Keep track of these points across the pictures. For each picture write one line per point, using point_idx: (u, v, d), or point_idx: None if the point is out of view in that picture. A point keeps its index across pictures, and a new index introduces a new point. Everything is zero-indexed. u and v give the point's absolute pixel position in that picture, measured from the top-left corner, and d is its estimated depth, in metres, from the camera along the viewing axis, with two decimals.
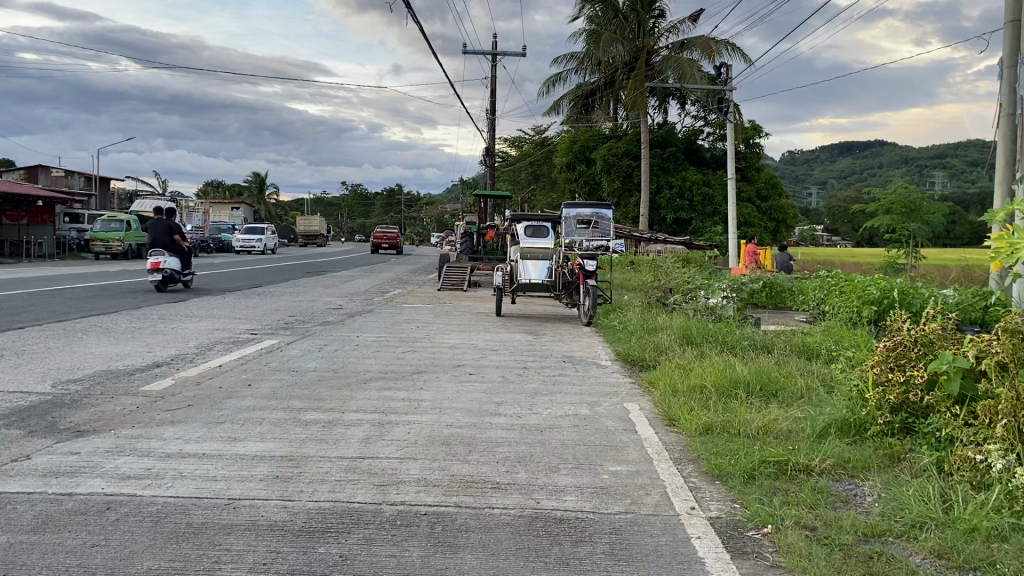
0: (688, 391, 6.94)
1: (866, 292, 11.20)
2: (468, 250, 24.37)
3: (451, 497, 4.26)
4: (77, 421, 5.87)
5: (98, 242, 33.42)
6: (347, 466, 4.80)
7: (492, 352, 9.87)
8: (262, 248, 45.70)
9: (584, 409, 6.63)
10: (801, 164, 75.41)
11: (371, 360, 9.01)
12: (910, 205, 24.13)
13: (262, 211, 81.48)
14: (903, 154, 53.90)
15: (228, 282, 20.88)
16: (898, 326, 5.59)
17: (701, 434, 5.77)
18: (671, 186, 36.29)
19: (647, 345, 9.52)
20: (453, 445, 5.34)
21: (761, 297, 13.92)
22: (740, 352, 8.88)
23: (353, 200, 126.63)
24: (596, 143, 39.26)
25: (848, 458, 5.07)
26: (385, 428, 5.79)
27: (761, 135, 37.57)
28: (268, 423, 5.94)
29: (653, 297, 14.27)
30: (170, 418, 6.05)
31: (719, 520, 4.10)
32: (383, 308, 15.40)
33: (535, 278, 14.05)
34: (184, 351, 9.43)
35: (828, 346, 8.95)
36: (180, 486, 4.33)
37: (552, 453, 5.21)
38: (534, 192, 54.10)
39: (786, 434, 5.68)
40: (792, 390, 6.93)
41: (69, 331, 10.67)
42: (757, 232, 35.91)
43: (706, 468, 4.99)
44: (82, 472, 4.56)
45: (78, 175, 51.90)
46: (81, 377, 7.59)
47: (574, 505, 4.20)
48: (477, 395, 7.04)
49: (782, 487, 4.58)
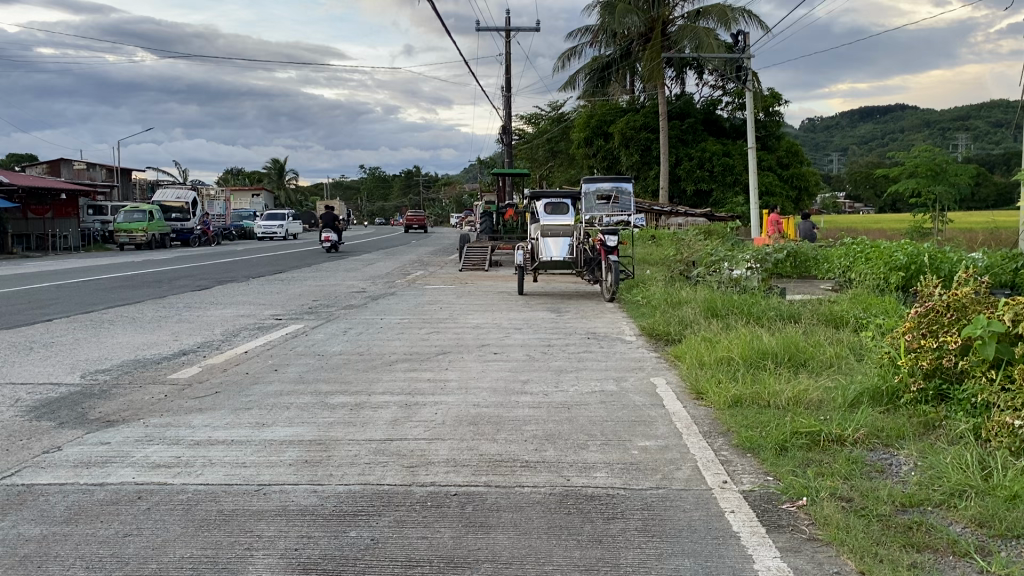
0: (715, 364, 6.87)
1: (892, 257, 11.03)
2: (487, 230, 24.31)
3: (481, 476, 4.23)
4: (106, 411, 5.92)
5: (122, 234, 33.74)
6: (375, 448, 4.78)
7: (516, 331, 9.83)
8: (284, 234, 45.89)
9: (610, 385, 6.60)
10: (821, 130, 74.68)
11: (395, 342, 9.02)
12: (935, 167, 23.74)
13: (282, 197, 81.97)
14: (925, 117, 53.07)
15: (252, 268, 21.05)
16: (930, 291, 5.48)
17: (730, 407, 5.70)
18: (691, 157, 36.05)
19: (671, 319, 9.44)
20: (480, 424, 5.31)
21: (786, 267, 13.77)
22: (767, 323, 8.78)
23: (372, 183, 127.00)
24: (613, 117, 38.49)
25: (882, 427, 4.98)
26: (411, 409, 5.78)
27: (781, 103, 37.07)
28: (295, 407, 5.94)
29: (675, 270, 14.18)
30: (198, 405, 6.07)
31: (753, 494, 4.04)
32: (405, 290, 15.39)
33: (557, 255, 13.94)
34: (210, 338, 9.49)
35: (856, 314, 8.80)
36: (210, 473, 4.34)
37: (580, 430, 5.18)
38: (552, 170, 53.84)
39: (817, 404, 5.60)
40: (822, 361, 6.82)
41: (96, 322, 10.78)
42: (780, 200, 35.60)
43: (736, 441, 4.92)
44: (113, 461, 4.58)
45: (99, 167, 52.24)
46: (109, 367, 7.65)
47: (604, 482, 4.16)
48: (503, 374, 7.03)
49: (815, 459, 4.50)
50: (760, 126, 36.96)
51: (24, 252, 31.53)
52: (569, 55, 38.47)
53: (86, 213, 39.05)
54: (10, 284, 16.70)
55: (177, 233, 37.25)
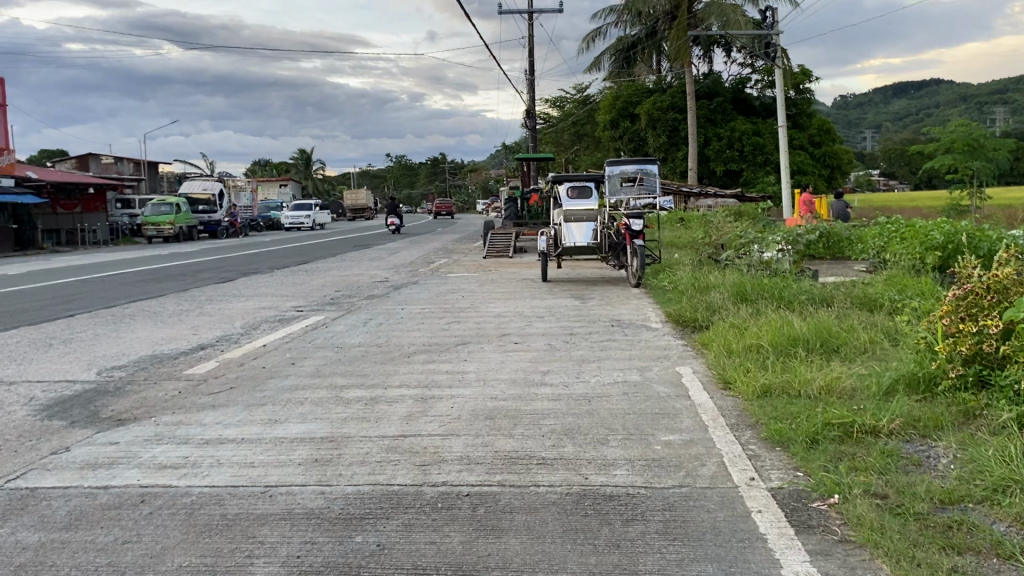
0: (743, 351, 6.63)
1: (929, 236, 10.67)
2: (512, 216, 24.23)
3: (494, 475, 4.05)
4: (119, 409, 5.83)
5: (150, 227, 33.97)
6: (388, 445, 4.62)
7: (538, 319, 9.63)
8: (311, 225, 46.00)
9: (634, 375, 6.39)
10: (853, 107, 73.41)
11: (415, 332, 8.87)
12: (972, 142, 23.14)
13: (310, 188, 82.28)
14: (960, 92, 51.93)
15: (277, 260, 21.03)
16: (969, 271, 5.20)
17: (758, 397, 5.47)
18: (720, 137, 35.51)
19: (699, 304, 9.18)
20: (497, 419, 5.13)
21: (818, 248, 13.42)
22: (798, 307, 8.50)
23: (400, 171, 127.16)
24: (640, 98, 37.79)
25: (918, 416, 4.73)
26: (427, 403, 5.61)
27: (811, 79, 36.36)
28: (310, 402, 5.81)
29: (703, 253, 13.88)
30: (211, 402, 5.96)
31: (781, 491, 3.82)
32: (428, 279, 15.23)
33: (580, 242, 13.73)
34: (230, 332, 9.41)
35: (891, 297, 8.48)
36: (217, 474, 4.21)
37: (600, 424, 4.99)
38: (579, 154, 53.36)
39: (850, 393, 5.36)
40: (856, 346, 6.55)
41: (118, 317, 10.74)
42: (812, 179, 34.94)
43: (765, 434, 4.70)
44: (120, 462, 4.48)
45: (128, 161, 52.65)
46: (126, 363, 7.58)
47: (624, 480, 3.96)
48: (522, 365, 6.84)
49: (849, 452, 4.26)
50: (790, 105, 36.29)
51: (55, 247, 31.87)
52: (593, 37, 38.07)
53: (116, 207, 39.42)
54: (38, 279, 16.79)
55: (206, 225, 37.45)
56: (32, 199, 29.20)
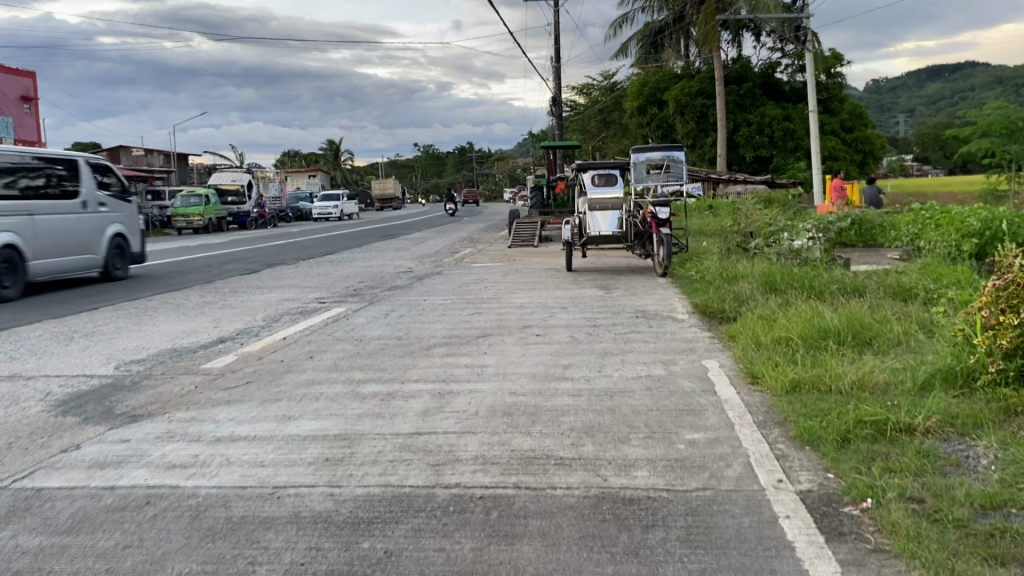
0: (771, 345, 6.42)
1: (965, 223, 10.36)
2: (539, 205, 24.14)
3: (510, 476, 3.90)
4: (133, 405, 5.76)
5: (179, 218, 34.31)
6: (402, 444, 4.47)
7: (561, 310, 9.46)
8: (340, 215, 46.07)
9: (657, 369, 6.20)
10: (886, 91, 72.02)
11: (437, 325, 8.73)
12: (1011, 124, 22.69)
13: (338, 178, 82.50)
14: (997, 75, 50.85)
15: (303, 251, 20.96)
16: (1010, 259, 4.96)
17: (786, 392, 5.27)
18: (749, 123, 35.01)
19: (726, 295, 8.95)
20: (515, 416, 4.98)
21: (850, 236, 13.07)
22: (829, 298, 8.24)
23: (427, 160, 127.17)
24: (668, 84, 37.64)
25: (956, 414, 4.51)
26: (445, 399, 5.47)
27: (843, 63, 35.65)
28: (326, 398, 5.69)
29: (732, 241, 13.61)
30: (226, 397, 5.87)
31: (810, 494, 3.64)
32: (452, 269, 15.10)
33: (605, 231, 13.53)
34: (251, 324, 9.32)
35: (925, 286, 8.21)
36: (226, 474, 4.11)
37: (622, 421, 4.81)
38: (606, 141, 52.92)
39: (883, 387, 5.14)
40: (890, 338, 6.31)
41: (140, 310, 10.70)
42: (844, 165, 34.32)
43: (794, 433, 4.50)
44: (129, 461, 4.39)
45: (157, 153, 52.98)
46: (145, 357, 7.53)
47: (645, 482, 3.79)
48: (544, 358, 6.69)
49: (882, 452, 4.06)
50: (822, 89, 35.68)
51: None
52: (620, 23, 37.70)
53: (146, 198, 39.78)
54: None
55: (234, 216, 37.61)
56: None
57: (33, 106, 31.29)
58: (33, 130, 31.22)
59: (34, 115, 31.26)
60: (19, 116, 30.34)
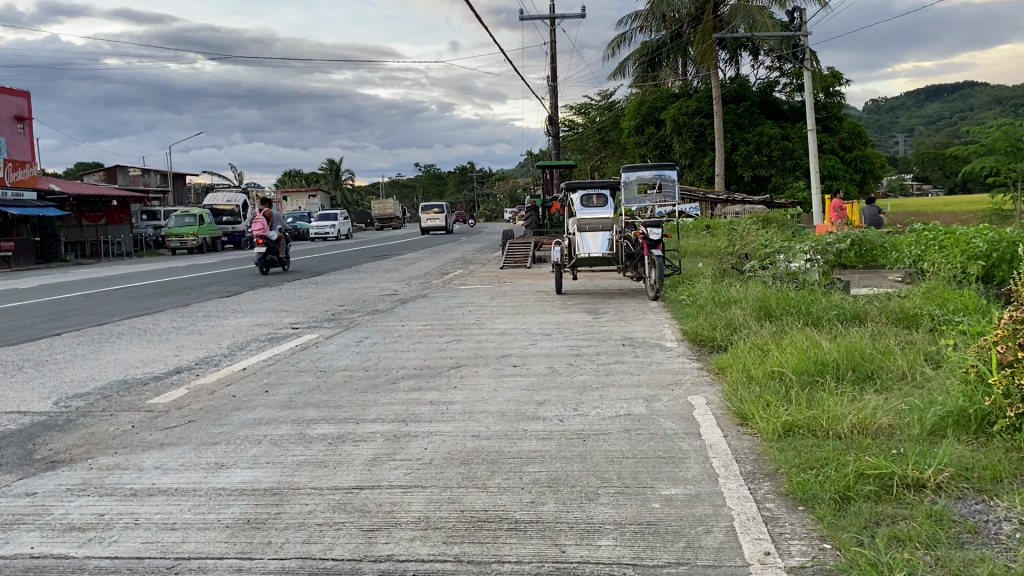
0: (764, 379, 5.85)
1: (971, 245, 9.86)
2: (534, 225, 24.12)
3: (453, 546, 3.34)
4: (58, 448, 5.18)
5: (173, 238, 33.76)
6: (337, 502, 3.91)
7: (544, 338, 8.91)
8: (336, 234, 45.53)
9: (639, 407, 5.63)
10: (886, 111, 72.40)
11: (409, 354, 8.16)
12: (1017, 143, 22.55)
13: (339, 199, 82.51)
14: (996, 95, 51.02)
15: (290, 272, 20.45)
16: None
17: (778, 437, 4.69)
18: (747, 142, 34.61)
19: (718, 321, 8.41)
20: (473, 465, 4.41)
21: (850, 257, 12.62)
22: (827, 325, 7.70)
23: (427, 180, 127.43)
24: (665, 103, 37.10)
25: (972, 465, 3.94)
26: (399, 443, 4.90)
27: (842, 82, 35.33)
28: (268, 441, 5.12)
29: (726, 263, 13.09)
30: (160, 440, 5.29)
31: (803, 572, 3.08)
32: (439, 291, 14.63)
33: (595, 252, 13.04)
34: (214, 353, 8.75)
35: (931, 312, 7.70)
36: (127, 541, 3.54)
37: (591, 473, 4.23)
38: (605, 160, 52.95)
39: (887, 432, 4.59)
40: (893, 374, 5.76)
41: (104, 336, 10.15)
42: (843, 184, 33.81)
43: (786, 488, 3.93)
44: (23, 522, 3.82)
45: (154, 173, 52.89)
46: (89, 391, 6.95)
47: (609, 555, 3.22)
48: (516, 394, 6.11)
49: (889, 513, 3.50)
50: (820, 108, 35.41)
51: (78, 259, 31.67)
52: (617, 43, 37.43)
53: (140, 219, 39.45)
54: (43, 294, 16.32)
55: (228, 236, 37.11)
56: (54, 212, 29.19)
57: (28, 126, 31.24)
58: (25, 151, 31.08)
59: (28, 135, 31.25)
60: (12, 136, 30.29)
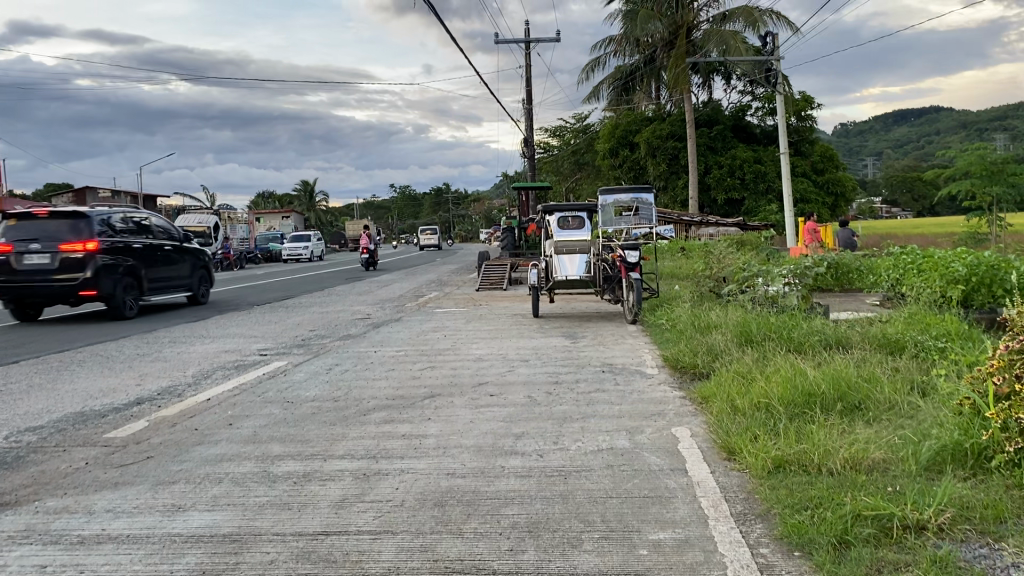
0: (750, 411, 5.63)
1: (950, 269, 9.76)
2: (510, 246, 23.94)
3: None
4: (3, 489, 4.85)
5: None
6: (300, 551, 3.63)
7: (521, 364, 8.67)
8: (309, 256, 45.08)
9: (621, 440, 5.41)
10: (855, 134, 73.50)
11: (381, 382, 7.88)
12: (990, 167, 22.81)
13: (313, 220, 81.84)
14: (962, 119, 52.05)
15: (262, 295, 20.07)
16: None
17: (769, 474, 4.47)
18: (720, 165, 34.78)
19: (698, 347, 8.22)
20: (448, 507, 4.15)
21: (827, 280, 12.53)
22: (810, 352, 7.53)
23: (402, 201, 127.02)
24: (639, 126, 37.22)
25: (973, 504, 3.75)
26: (368, 483, 4.62)
27: (813, 105, 35.61)
28: (230, 480, 4.81)
29: (704, 286, 12.85)
30: (115, 479, 4.97)
31: None
32: (412, 315, 14.31)
33: (573, 275, 12.74)
34: (177, 382, 8.41)
35: (914, 338, 7.56)
36: None
37: (574, 515, 3.98)
38: (580, 182, 53.07)
39: (881, 467, 4.39)
40: (881, 404, 5.57)
41: (63, 364, 9.76)
42: (815, 207, 34.02)
43: (780, 531, 3.71)
44: None
45: (124, 195, 52.27)
46: (43, 424, 6.59)
47: None
48: (494, 427, 5.85)
49: (890, 559, 3.29)
50: (791, 132, 35.68)
51: None
52: (592, 67, 37.57)
53: None
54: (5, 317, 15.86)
55: None
56: None
57: None
58: None
59: None
60: None
